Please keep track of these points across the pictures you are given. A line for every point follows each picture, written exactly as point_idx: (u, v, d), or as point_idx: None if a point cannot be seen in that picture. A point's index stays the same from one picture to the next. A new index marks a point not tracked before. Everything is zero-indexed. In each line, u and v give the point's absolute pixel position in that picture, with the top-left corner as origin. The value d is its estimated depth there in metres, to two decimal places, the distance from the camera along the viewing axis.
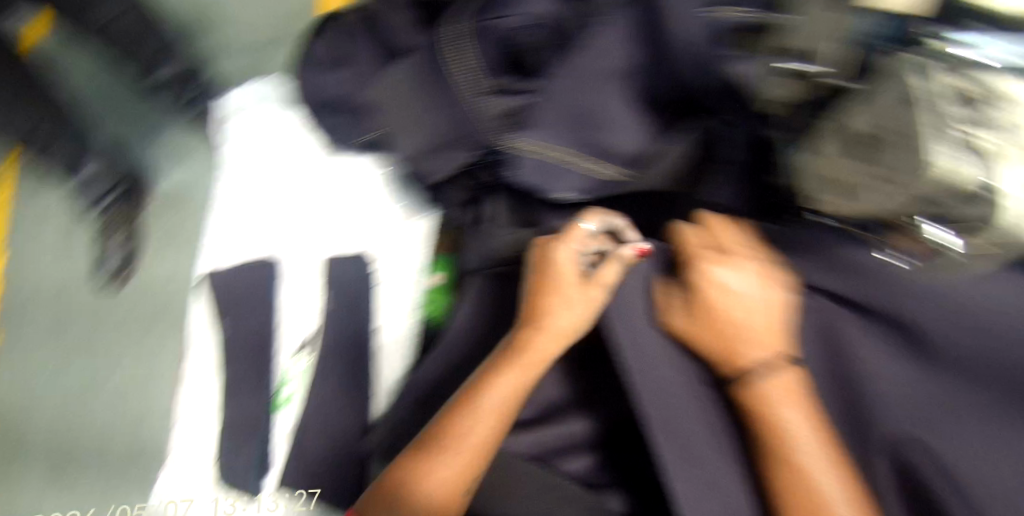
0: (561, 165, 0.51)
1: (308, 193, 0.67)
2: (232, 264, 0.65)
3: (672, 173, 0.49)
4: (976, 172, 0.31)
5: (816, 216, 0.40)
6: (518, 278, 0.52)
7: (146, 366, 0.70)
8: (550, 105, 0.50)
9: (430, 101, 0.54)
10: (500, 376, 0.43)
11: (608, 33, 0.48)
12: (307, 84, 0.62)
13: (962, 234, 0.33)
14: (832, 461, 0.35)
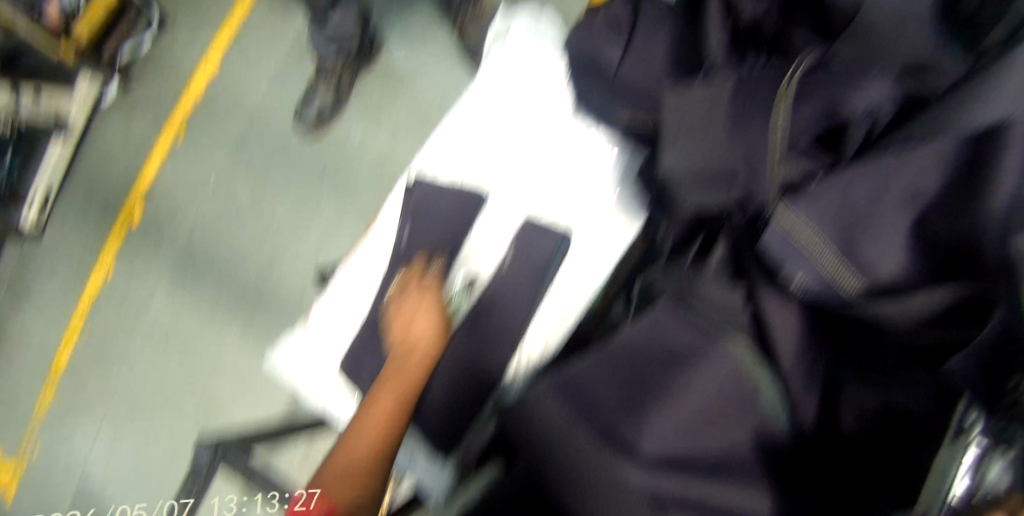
0: (820, 245, 0.71)
1: (550, 175, 1.01)
2: (485, 214, 1.01)
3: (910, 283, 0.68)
4: None
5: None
6: (721, 302, 0.79)
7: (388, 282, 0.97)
8: (826, 202, 0.71)
9: (732, 129, 0.75)
10: (403, 369, 0.87)
11: (955, 150, 0.67)
12: (607, 119, 0.93)
13: None
14: None
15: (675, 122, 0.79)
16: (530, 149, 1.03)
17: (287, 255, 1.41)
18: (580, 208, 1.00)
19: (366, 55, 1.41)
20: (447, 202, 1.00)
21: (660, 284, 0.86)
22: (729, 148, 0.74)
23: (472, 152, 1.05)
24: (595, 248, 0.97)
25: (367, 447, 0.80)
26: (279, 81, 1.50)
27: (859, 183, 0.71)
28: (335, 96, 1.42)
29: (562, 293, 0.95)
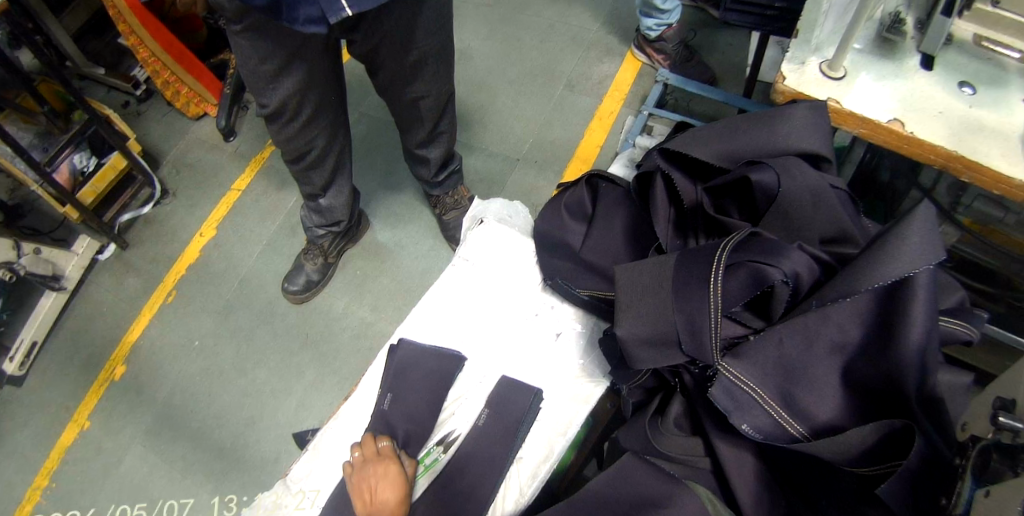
0: (754, 399, 0.85)
1: (521, 339, 1.09)
2: (463, 377, 1.07)
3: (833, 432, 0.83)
4: None
5: None
6: (675, 444, 0.94)
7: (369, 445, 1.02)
8: (763, 359, 0.87)
9: (674, 302, 0.87)
10: None
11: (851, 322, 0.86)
12: (573, 289, 1.07)
13: None
14: None
15: (627, 298, 0.92)
16: (501, 315, 1.11)
17: (265, 417, 1.43)
18: (549, 371, 1.06)
19: (355, 227, 1.58)
20: (426, 367, 1.07)
21: (632, 433, 0.98)
22: (674, 313, 0.87)
23: (448, 319, 1.12)
24: (563, 408, 1.03)
25: None
26: (271, 248, 1.64)
27: (792, 336, 0.87)
28: (321, 266, 1.53)
29: (533, 449, 1.00)
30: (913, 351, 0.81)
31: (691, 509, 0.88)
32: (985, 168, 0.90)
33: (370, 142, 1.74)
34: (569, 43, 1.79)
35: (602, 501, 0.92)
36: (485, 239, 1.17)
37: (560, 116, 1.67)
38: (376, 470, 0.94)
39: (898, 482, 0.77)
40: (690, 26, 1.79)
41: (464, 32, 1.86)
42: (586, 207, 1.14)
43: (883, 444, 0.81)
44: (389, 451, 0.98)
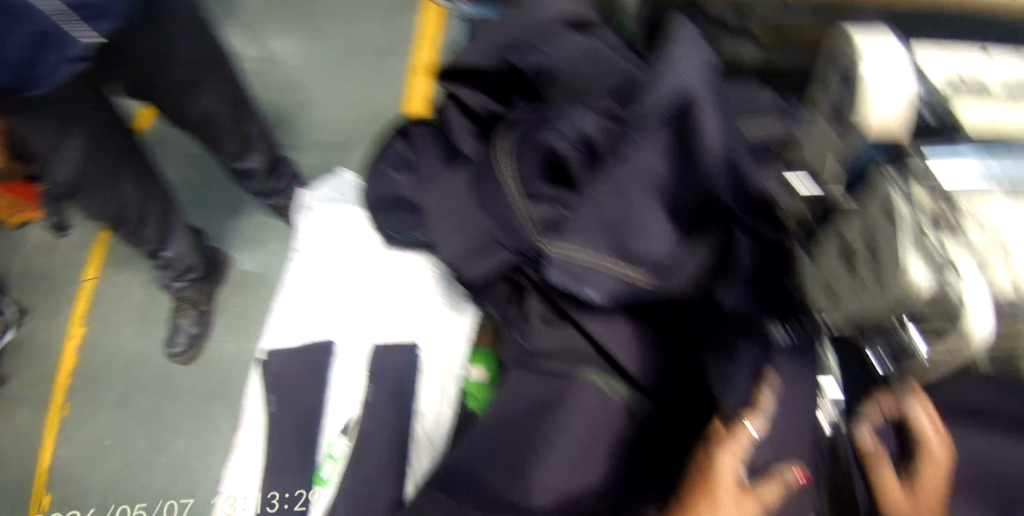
0: (591, 268, 0.79)
1: (380, 301, 1.08)
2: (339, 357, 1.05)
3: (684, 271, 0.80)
4: (929, 264, 0.52)
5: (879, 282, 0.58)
6: (555, 340, 0.90)
7: (272, 464, 1.01)
8: (588, 225, 0.79)
9: (481, 206, 0.85)
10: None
11: (655, 146, 0.77)
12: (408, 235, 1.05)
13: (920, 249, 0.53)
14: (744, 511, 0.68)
15: (438, 217, 0.88)
16: (359, 288, 1.09)
17: (200, 482, 1.39)
18: (420, 320, 1.05)
19: (215, 267, 1.51)
20: (302, 365, 1.05)
21: (509, 345, 0.95)
22: (483, 217, 0.85)
23: (309, 312, 1.09)
24: (443, 348, 1.02)
25: None
26: (147, 322, 1.56)
27: (604, 188, 0.78)
28: (199, 321, 1.47)
29: (428, 400, 0.99)
30: (716, 153, 0.73)
31: (588, 400, 0.85)
32: None
33: (203, 179, 1.65)
34: (361, 13, 1.76)
35: (499, 424, 0.89)
36: (311, 220, 1.14)
37: (376, 84, 1.64)
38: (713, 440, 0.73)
39: (744, 291, 0.76)
40: None
41: (257, 34, 1.76)
42: (404, 154, 1.06)
43: (722, 257, 0.78)
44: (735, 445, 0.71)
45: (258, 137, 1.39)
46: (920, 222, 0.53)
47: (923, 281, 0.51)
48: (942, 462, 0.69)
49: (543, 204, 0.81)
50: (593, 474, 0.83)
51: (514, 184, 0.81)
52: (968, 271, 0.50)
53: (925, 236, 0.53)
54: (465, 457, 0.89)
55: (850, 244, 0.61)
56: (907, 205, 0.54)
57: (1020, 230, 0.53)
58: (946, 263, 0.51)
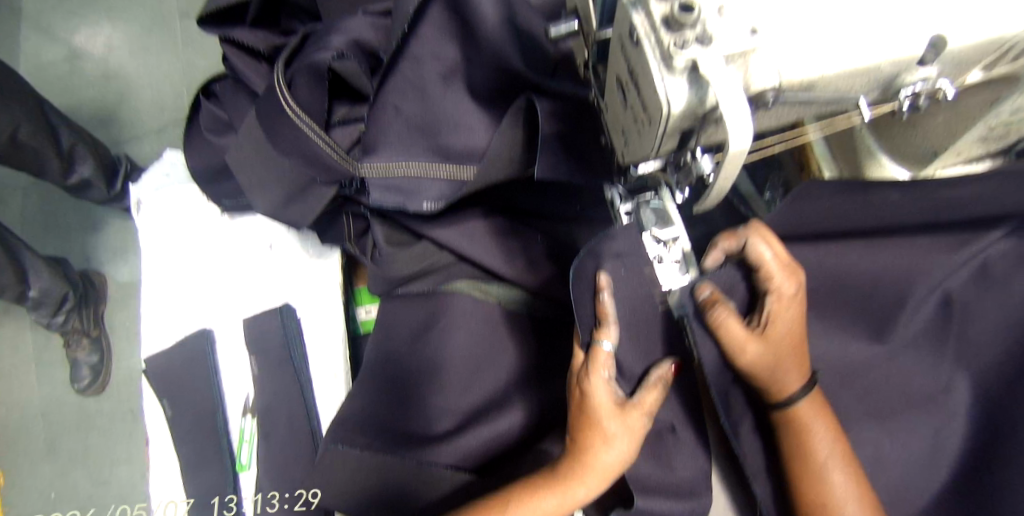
0: (414, 178, 0.73)
1: (245, 272, 1.03)
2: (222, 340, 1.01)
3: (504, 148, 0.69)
4: (681, 69, 0.42)
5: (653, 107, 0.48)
6: (416, 258, 0.86)
7: (186, 469, 0.96)
8: (396, 133, 0.74)
9: (277, 148, 0.76)
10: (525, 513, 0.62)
11: (435, 30, 0.71)
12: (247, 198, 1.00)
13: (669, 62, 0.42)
14: (621, 431, 0.61)
15: (246, 170, 0.81)
16: (218, 266, 1.03)
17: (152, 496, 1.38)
18: (290, 277, 1.02)
19: (90, 289, 1.44)
20: (184, 364, 0.99)
21: (373, 278, 0.91)
22: (286, 159, 0.76)
23: (175, 307, 1.03)
24: (320, 300, 1.00)
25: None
26: (45, 367, 1.49)
27: (401, 94, 0.73)
28: (96, 350, 1.43)
29: (321, 360, 0.97)
30: (490, 18, 0.67)
31: (461, 309, 0.85)
32: None
33: (51, 206, 1.55)
34: None
35: (383, 368, 0.86)
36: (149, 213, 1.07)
37: (195, 58, 1.56)
38: (580, 376, 0.62)
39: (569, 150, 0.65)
40: None
41: (56, 37, 1.62)
42: (220, 115, 0.97)
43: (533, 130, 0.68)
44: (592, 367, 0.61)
45: (78, 146, 1.29)
46: (656, 27, 0.42)
47: (678, 100, 0.43)
48: (791, 294, 0.59)
49: (341, 129, 0.77)
50: (487, 384, 0.83)
51: (299, 110, 0.71)
52: (720, 76, 0.41)
53: (664, 48, 0.42)
54: (359, 411, 0.83)
55: (618, 78, 0.52)
56: (643, 14, 0.43)
57: (784, 23, 0.44)
58: (689, 69, 0.42)
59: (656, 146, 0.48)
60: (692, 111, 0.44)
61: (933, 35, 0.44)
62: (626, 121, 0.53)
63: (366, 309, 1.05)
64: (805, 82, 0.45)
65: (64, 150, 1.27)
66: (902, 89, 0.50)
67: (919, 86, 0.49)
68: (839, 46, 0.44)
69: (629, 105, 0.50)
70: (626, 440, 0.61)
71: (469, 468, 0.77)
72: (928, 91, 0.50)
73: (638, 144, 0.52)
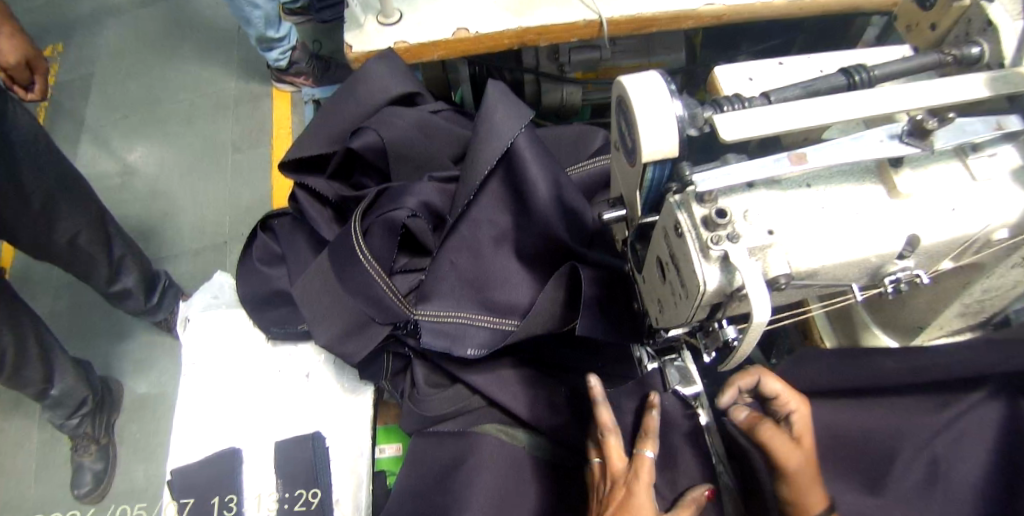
0: (461, 324, 0.81)
1: (277, 396, 1.07)
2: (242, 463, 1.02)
3: (550, 304, 0.78)
4: (715, 255, 0.53)
5: (687, 305, 0.58)
6: (446, 401, 0.91)
7: None
8: (449, 285, 0.83)
9: (345, 290, 0.87)
10: None
11: (495, 205, 0.85)
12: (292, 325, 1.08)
13: (705, 251, 0.53)
14: None
15: (307, 306, 0.89)
16: (255, 389, 1.08)
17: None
18: (321, 410, 1.05)
19: (108, 394, 1.47)
20: (209, 479, 1.00)
21: (407, 417, 0.96)
22: (350, 298, 0.86)
23: (206, 425, 1.06)
24: (349, 432, 1.04)
25: None
26: (45, 470, 1.47)
27: (459, 248, 0.84)
28: (102, 456, 1.42)
29: (343, 489, 1.00)
30: (544, 197, 0.80)
31: (489, 451, 0.87)
32: (550, 27, 0.94)
33: (85, 311, 1.62)
34: (217, 114, 1.82)
35: (413, 493, 0.90)
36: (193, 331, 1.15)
37: (242, 180, 1.71)
38: (624, 479, 0.65)
39: (606, 313, 0.75)
40: (311, 39, 1.87)
41: (117, 154, 1.78)
42: (274, 249, 1.12)
43: (572, 288, 0.79)
44: (641, 465, 0.65)
45: (127, 257, 1.38)
46: (696, 226, 0.54)
47: (712, 280, 0.53)
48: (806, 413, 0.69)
49: (401, 276, 0.88)
50: None
51: (369, 254, 0.83)
52: (746, 265, 0.52)
53: (702, 241, 0.53)
54: None
55: (659, 259, 0.64)
56: (686, 216, 0.55)
57: (796, 230, 0.55)
58: (722, 259, 0.53)
59: (690, 316, 0.58)
60: (722, 289, 0.54)
61: (911, 234, 0.56)
62: (662, 292, 0.64)
63: (382, 449, 1.10)
64: (809, 270, 0.56)
65: (115, 259, 1.35)
66: (887, 276, 0.60)
67: (901, 273, 0.60)
68: (844, 246, 0.56)
69: (668, 282, 0.61)
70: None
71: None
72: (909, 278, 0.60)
73: (673, 313, 0.62)
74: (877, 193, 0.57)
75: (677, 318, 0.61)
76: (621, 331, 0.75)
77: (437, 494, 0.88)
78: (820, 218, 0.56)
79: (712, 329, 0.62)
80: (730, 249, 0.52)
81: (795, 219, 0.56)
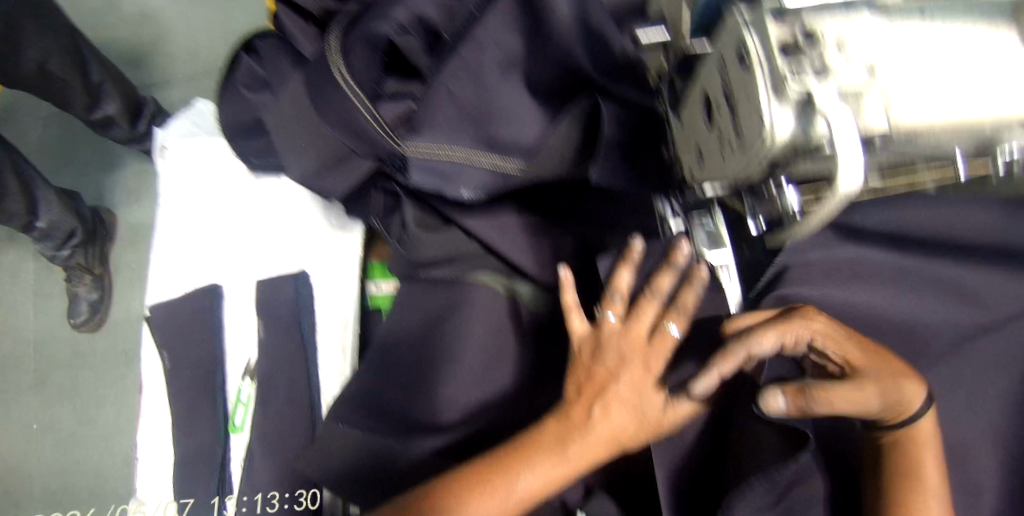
0: (456, 163, 0.71)
1: (260, 231, 1.02)
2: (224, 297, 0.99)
3: (559, 149, 0.68)
4: (796, 102, 0.37)
5: (736, 154, 0.44)
6: (439, 246, 0.84)
7: (182, 426, 0.94)
8: (445, 117, 0.70)
9: (321, 117, 0.74)
10: (532, 476, 0.62)
11: (501, 20, 0.69)
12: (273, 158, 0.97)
13: (783, 93, 0.37)
14: (654, 421, 0.63)
15: (281, 134, 0.78)
16: (236, 220, 1.02)
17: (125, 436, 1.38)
18: (307, 244, 1.01)
19: (99, 227, 1.42)
20: (191, 316, 0.97)
21: (396, 260, 0.89)
22: (328, 129, 0.74)
23: (187, 260, 1.01)
24: (335, 273, 0.98)
25: (515, 497, 0.62)
26: (45, 297, 1.47)
27: (455, 74, 0.70)
28: (98, 287, 1.40)
29: (327, 333, 0.95)
30: (562, 13, 0.65)
31: (483, 300, 0.82)
32: None
33: (69, 138, 1.52)
34: None
35: (396, 342, 0.85)
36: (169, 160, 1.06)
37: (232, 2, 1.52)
38: (637, 349, 0.64)
39: (622, 161, 0.65)
40: None
41: None
42: (259, 72, 0.94)
43: (588, 129, 0.68)
44: (658, 341, 0.64)
45: (107, 83, 1.25)
46: (772, 52, 0.38)
47: (784, 127, 0.37)
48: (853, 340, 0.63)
49: (387, 104, 0.74)
50: (500, 380, 0.80)
51: (350, 77, 0.69)
52: (837, 109, 0.36)
53: (778, 74, 0.37)
54: (367, 387, 0.83)
55: (705, 92, 0.48)
56: (758, 39, 0.39)
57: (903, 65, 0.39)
58: (803, 99, 0.37)
59: (743, 172, 0.43)
60: (793, 146, 0.39)
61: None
62: (708, 140, 0.49)
63: (377, 285, 0.97)
64: (915, 129, 0.39)
65: (91, 84, 1.23)
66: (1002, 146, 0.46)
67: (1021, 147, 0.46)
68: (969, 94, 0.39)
69: (716, 126, 0.46)
70: (641, 440, 0.64)
71: (451, 453, 0.76)
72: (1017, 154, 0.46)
73: (720, 168, 0.47)
74: (1009, 40, 0.40)
75: (724, 173, 0.47)
76: (637, 184, 0.66)
77: (423, 342, 0.83)
78: (931, 63, 0.39)
79: (763, 193, 0.49)
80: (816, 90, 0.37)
81: (902, 53, 0.39)
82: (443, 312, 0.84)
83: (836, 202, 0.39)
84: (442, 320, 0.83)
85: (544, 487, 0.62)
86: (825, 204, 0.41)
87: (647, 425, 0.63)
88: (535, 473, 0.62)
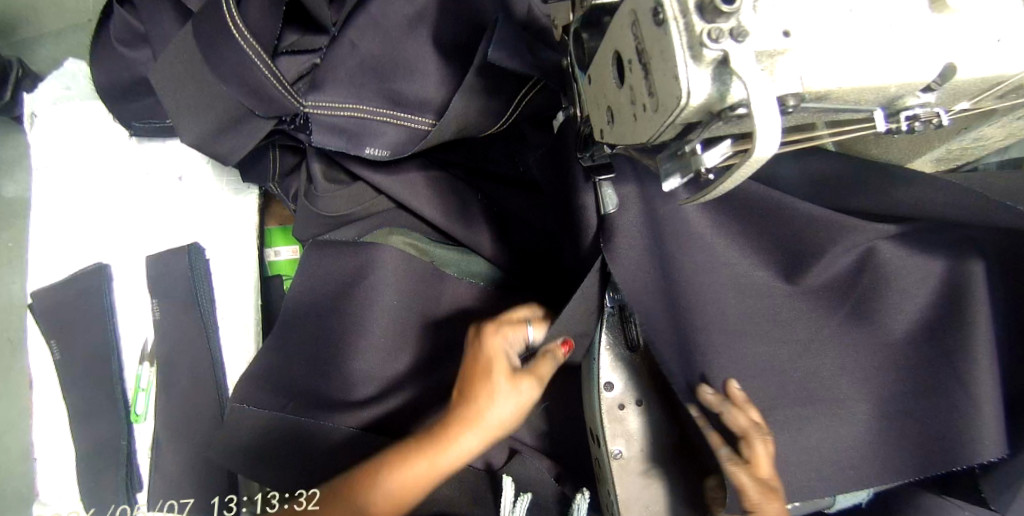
0: (363, 120, 0.67)
1: (154, 204, 0.93)
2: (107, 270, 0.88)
3: (472, 101, 0.64)
4: (711, 65, 0.31)
5: (646, 117, 0.37)
6: (344, 202, 0.76)
7: (80, 423, 0.84)
8: (347, 71, 0.67)
9: (215, 73, 0.66)
10: (388, 477, 0.55)
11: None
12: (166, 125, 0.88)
13: (699, 56, 0.31)
14: (513, 378, 0.56)
15: (168, 97, 0.70)
16: (124, 192, 0.92)
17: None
18: (203, 212, 0.93)
19: None
20: (74, 299, 0.87)
21: (304, 221, 0.81)
22: (220, 83, 0.66)
23: (71, 237, 0.90)
24: (234, 243, 0.93)
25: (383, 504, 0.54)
26: None
27: (363, 33, 0.67)
28: None
29: (230, 306, 0.90)
30: None
31: (395, 266, 0.74)
32: None
33: None
34: None
35: (294, 316, 0.76)
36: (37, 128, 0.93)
37: None
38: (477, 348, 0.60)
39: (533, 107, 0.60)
40: None
41: None
42: (137, 26, 0.82)
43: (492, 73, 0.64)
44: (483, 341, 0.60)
45: None
46: (686, 11, 0.31)
47: (699, 94, 0.32)
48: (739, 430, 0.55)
49: (288, 59, 0.69)
50: (406, 357, 0.74)
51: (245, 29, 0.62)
52: (757, 79, 0.31)
53: (692, 35, 0.31)
54: (274, 361, 0.75)
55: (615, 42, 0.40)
56: None
57: (825, 23, 0.34)
58: (720, 64, 0.32)
59: (654, 137, 0.37)
60: (706, 108, 0.33)
61: (946, 62, 0.37)
62: (616, 98, 0.41)
63: (277, 251, 0.98)
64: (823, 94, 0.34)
65: None
66: (902, 112, 0.40)
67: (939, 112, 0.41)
68: (880, 57, 0.35)
69: (627, 84, 0.38)
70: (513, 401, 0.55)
71: (374, 428, 0.72)
72: (929, 117, 0.40)
73: (631, 131, 0.40)
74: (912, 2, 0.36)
75: (629, 137, 0.40)
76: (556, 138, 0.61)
77: (321, 315, 0.75)
78: (849, 25, 0.34)
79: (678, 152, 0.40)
80: (737, 57, 0.31)
81: (825, 12, 0.34)
82: (334, 292, 0.76)
83: (742, 176, 0.33)
84: (339, 292, 0.75)
85: (415, 486, 0.54)
86: (726, 179, 0.34)
87: (511, 382, 0.55)
88: (394, 472, 0.55)
